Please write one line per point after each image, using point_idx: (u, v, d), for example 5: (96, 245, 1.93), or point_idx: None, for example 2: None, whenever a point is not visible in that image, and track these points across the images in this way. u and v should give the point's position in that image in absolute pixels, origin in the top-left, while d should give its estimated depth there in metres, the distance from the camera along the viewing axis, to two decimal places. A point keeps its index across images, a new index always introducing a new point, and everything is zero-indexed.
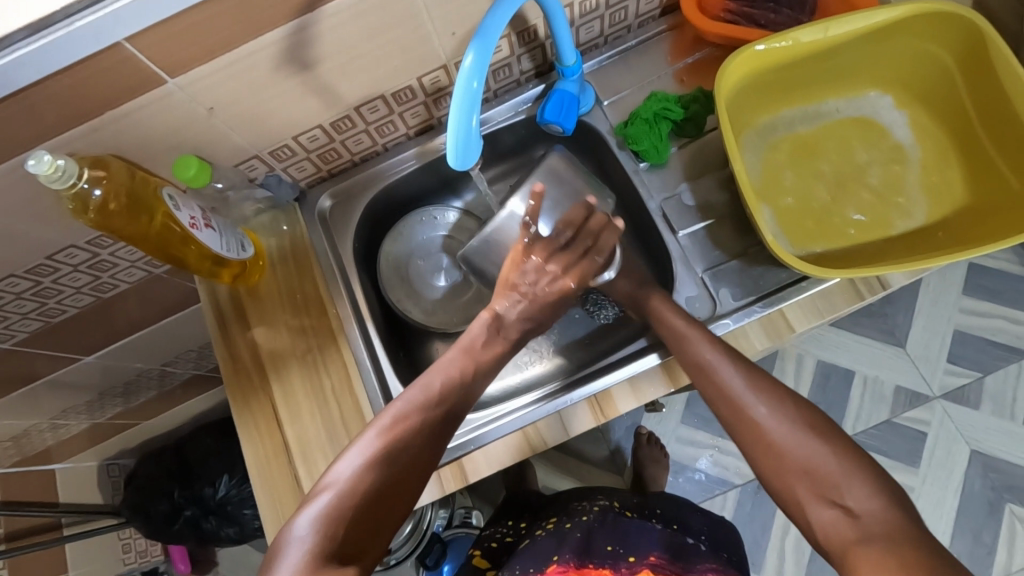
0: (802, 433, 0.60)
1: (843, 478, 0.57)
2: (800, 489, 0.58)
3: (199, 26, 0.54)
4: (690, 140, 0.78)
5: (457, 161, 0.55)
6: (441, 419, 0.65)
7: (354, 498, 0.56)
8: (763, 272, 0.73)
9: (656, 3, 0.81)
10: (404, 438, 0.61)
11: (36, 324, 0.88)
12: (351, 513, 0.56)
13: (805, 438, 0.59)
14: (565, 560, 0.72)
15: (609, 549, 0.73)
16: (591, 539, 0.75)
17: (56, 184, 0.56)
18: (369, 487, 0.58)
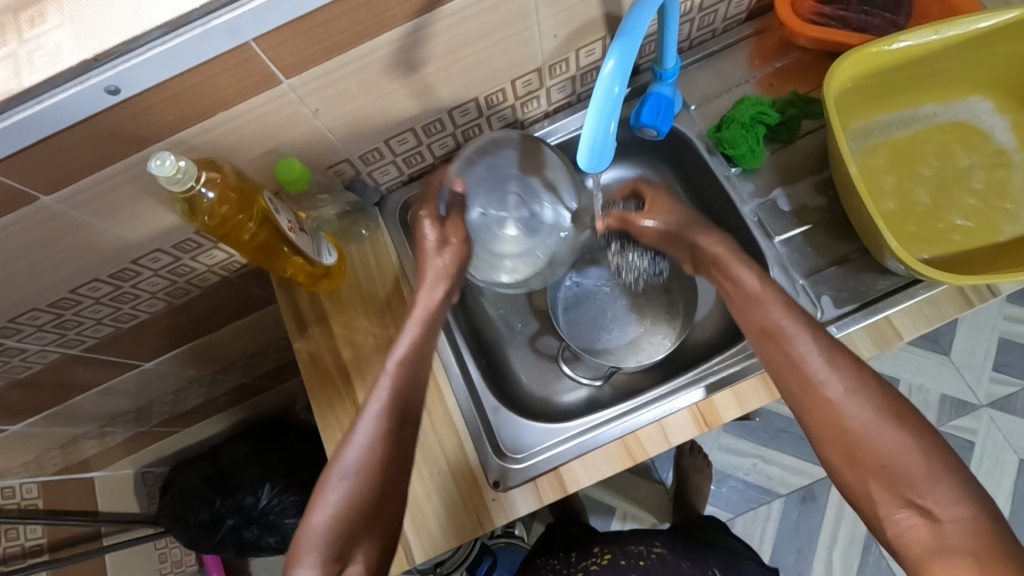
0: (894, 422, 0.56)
1: (926, 481, 0.53)
2: (876, 493, 0.55)
3: (323, 25, 0.53)
4: (782, 145, 0.78)
5: (588, 163, 0.54)
6: (397, 461, 0.64)
7: (354, 494, 0.61)
8: (865, 279, 0.71)
9: (745, 7, 0.80)
10: (360, 489, 0.61)
11: (107, 329, 0.87)
12: (354, 507, 0.61)
13: (887, 426, 0.56)
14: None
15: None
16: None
17: (176, 187, 0.55)
18: (366, 478, 0.62)
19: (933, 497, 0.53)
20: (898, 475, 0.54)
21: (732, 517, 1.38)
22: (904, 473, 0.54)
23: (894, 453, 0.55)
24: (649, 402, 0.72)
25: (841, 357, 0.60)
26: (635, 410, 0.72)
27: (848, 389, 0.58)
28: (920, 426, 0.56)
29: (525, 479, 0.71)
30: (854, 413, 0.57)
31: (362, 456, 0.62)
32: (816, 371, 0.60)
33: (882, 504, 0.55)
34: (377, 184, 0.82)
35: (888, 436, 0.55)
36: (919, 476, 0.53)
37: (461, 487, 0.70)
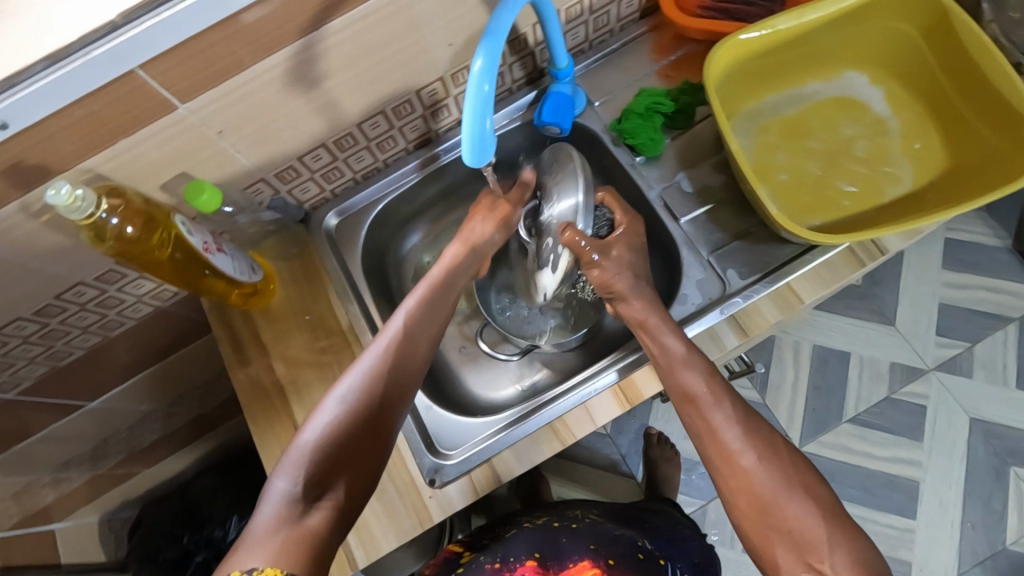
0: (797, 487, 0.58)
1: (825, 542, 0.54)
2: (778, 549, 0.56)
3: (211, 48, 0.56)
4: (681, 132, 0.82)
5: (473, 158, 0.58)
6: (379, 403, 0.61)
7: (332, 432, 0.58)
8: (766, 250, 0.75)
9: (635, 6, 0.85)
10: (344, 422, 0.59)
11: (41, 369, 0.87)
12: (329, 448, 0.57)
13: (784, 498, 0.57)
14: (545, 562, 0.73)
15: (590, 550, 0.74)
16: (575, 544, 0.76)
17: (75, 216, 0.56)
18: (348, 416, 0.59)
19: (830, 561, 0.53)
20: (806, 540, 0.55)
21: (705, 503, 1.38)
22: (763, 493, 0.58)
23: (805, 525, 0.56)
24: (573, 387, 0.74)
25: (757, 431, 0.62)
26: (562, 396, 0.74)
27: (760, 457, 0.60)
28: (823, 495, 0.58)
29: (459, 473, 0.72)
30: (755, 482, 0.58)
31: (360, 389, 0.61)
32: (730, 440, 0.61)
33: (786, 563, 0.56)
34: (299, 202, 0.84)
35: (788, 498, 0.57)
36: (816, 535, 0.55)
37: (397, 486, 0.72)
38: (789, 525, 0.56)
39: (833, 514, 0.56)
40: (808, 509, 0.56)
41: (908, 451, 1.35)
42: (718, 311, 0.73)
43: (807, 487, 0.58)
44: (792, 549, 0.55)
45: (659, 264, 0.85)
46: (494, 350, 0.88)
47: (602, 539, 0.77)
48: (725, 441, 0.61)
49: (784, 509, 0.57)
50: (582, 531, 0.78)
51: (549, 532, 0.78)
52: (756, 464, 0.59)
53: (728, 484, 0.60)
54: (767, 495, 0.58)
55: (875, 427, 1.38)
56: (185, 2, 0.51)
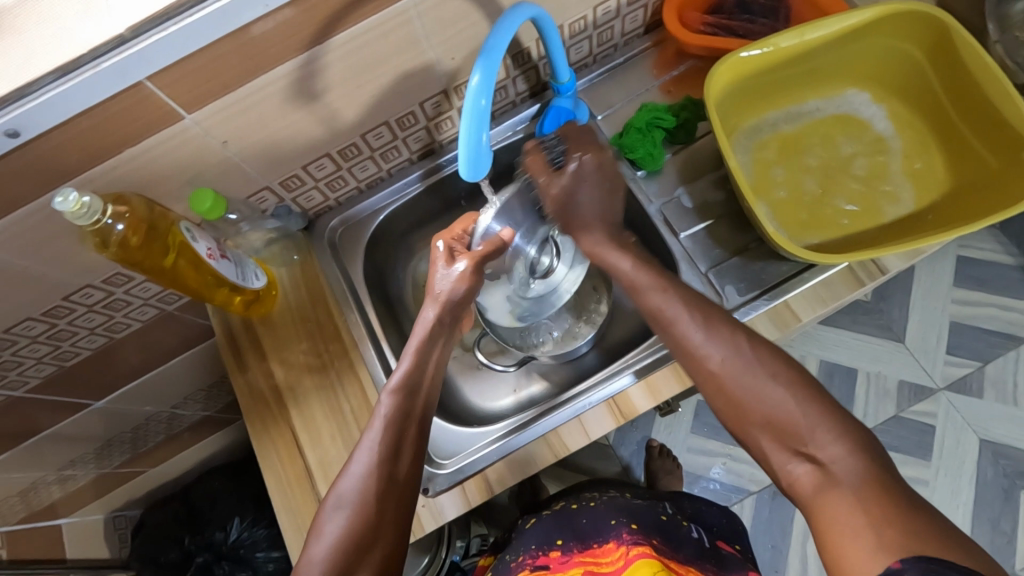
0: (767, 373, 0.56)
1: (806, 427, 0.52)
2: (763, 440, 0.55)
3: (214, 62, 0.57)
4: (682, 147, 0.82)
5: (469, 172, 0.58)
6: (383, 494, 0.57)
7: (343, 540, 0.54)
8: (764, 266, 0.75)
9: (639, 22, 0.85)
10: (355, 521, 0.56)
11: (49, 368, 0.88)
12: (342, 555, 0.54)
13: (764, 385, 0.55)
14: (569, 546, 0.73)
15: (614, 522, 0.71)
16: (596, 521, 0.74)
17: (81, 222, 0.58)
18: (355, 517, 0.56)
19: (816, 443, 0.52)
20: (786, 427, 0.53)
21: None
22: (753, 404, 0.55)
23: (780, 410, 0.54)
24: (569, 400, 0.74)
25: (713, 318, 0.61)
26: (556, 409, 0.74)
27: (726, 352, 0.58)
28: (792, 378, 0.55)
29: (452, 484, 0.72)
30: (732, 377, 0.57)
31: (359, 485, 0.57)
32: (697, 344, 0.59)
33: (773, 451, 0.54)
34: (303, 210, 0.86)
35: (765, 388, 0.55)
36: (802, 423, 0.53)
37: None
38: (765, 415, 0.55)
39: (810, 395, 0.54)
40: (781, 395, 0.54)
41: (915, 470, 1.33)
42: None
43: (777, 373, 0.56)
44: (777, 439, 0.54)
45: None
46: (492, 360, 0.88)
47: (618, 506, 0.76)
48: (690, 347, 0.60)
49: (763, 391, 0.55)
50: (601, 508, 0.76)
51: (567, 516, 0.78)
52: (726, 357, 0.58)
53: (705, 381, 0.59)
54: (745, 391, 0.56)
55: (881, 445, 1.36)
56: (192, 17, 0.53)
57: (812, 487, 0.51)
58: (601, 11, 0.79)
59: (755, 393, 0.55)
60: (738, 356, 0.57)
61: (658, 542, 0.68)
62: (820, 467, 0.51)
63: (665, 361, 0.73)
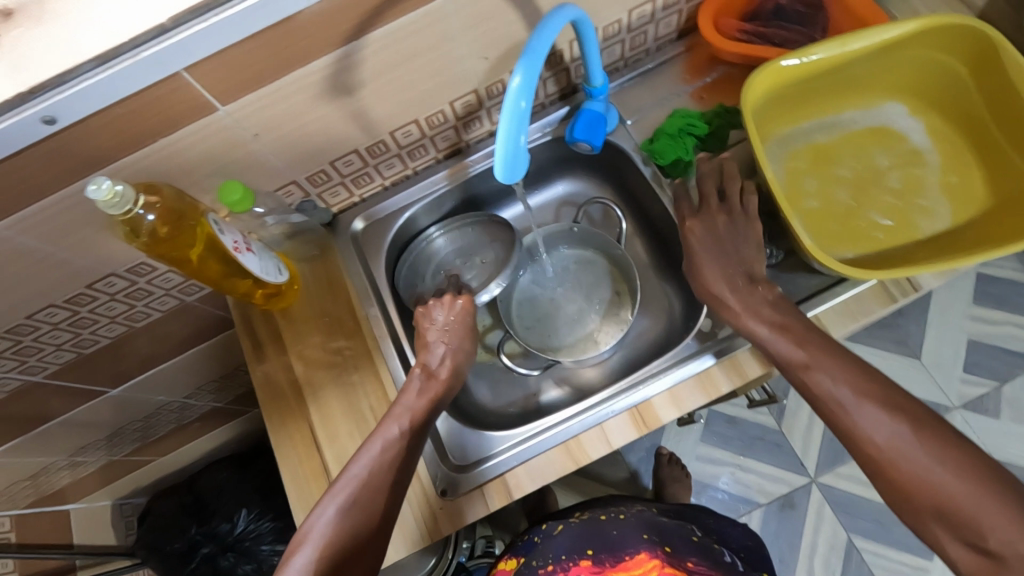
0: (933, 455, 0.53)
1: (980, 517, 0.50)
2: (932, 524, 0.52)
3: (253, 53, 0.57)
4: (713, 154, 0.81)
5: (504, 174, 0.57)
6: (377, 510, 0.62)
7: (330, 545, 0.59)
8: (794, 278, 0.74)
9: (673, 27, 0.85)
10: (344, 532, 0.59)
11: (68, 355, 0.88)
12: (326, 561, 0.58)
13: (933, 470, 0.52)
14: (600, 557, 0.73)
15: (645, 538, 0.74)
16: (626, 535, 0.75)
17: (113, 211, 0.58)
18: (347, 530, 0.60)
19: (989, 533, 0.49)
20: (959, 516, 0.51)
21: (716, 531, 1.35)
22: (953, 507, 0.51)
23: (955, 498, 0.51)
24: (590, 407, 0.73)
25: (872, 394, 0.57)
26: (577, 415, 0.73)
27: (892, 429, 0.55)
28: (955, 453, 0.52)
29: (471, 486, 0.72)
30: (896, 453, 0.54)
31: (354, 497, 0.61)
32: (853, 416, 0.57)
33: (941, 536, 0.52)
34: (327, 205, 0.85)
35: (938, 474, 0.52)
36: (970, 510, 0.50)
37: (408, 492, 0.72)
38: (932, 497, 0.52)
39: (984, 480, 0.51)
40: (957, 482, 0.51)
41: None
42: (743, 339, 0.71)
43: (932, 443, 0.53)
44: (952, 529, 0.51)
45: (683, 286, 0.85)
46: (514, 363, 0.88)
47: (652, 527, 0.76)
48: (849, 422, 0.57)
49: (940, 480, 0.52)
50: (631, 522, 0.77)
51: (596, 526, 0.78)
52: (890, 438, 0.55)
53: (870, 467, 0.56)
54: (912, 473, 0.53)
55: None
56: (233, 8, 0.52)
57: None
58: (636, 15, 0.78)
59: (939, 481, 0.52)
60: (910, 436, 0.54)
61: (692, 566, 0.71)
62: (993, 558, 0.48)
63: (690, 370, 0.72)
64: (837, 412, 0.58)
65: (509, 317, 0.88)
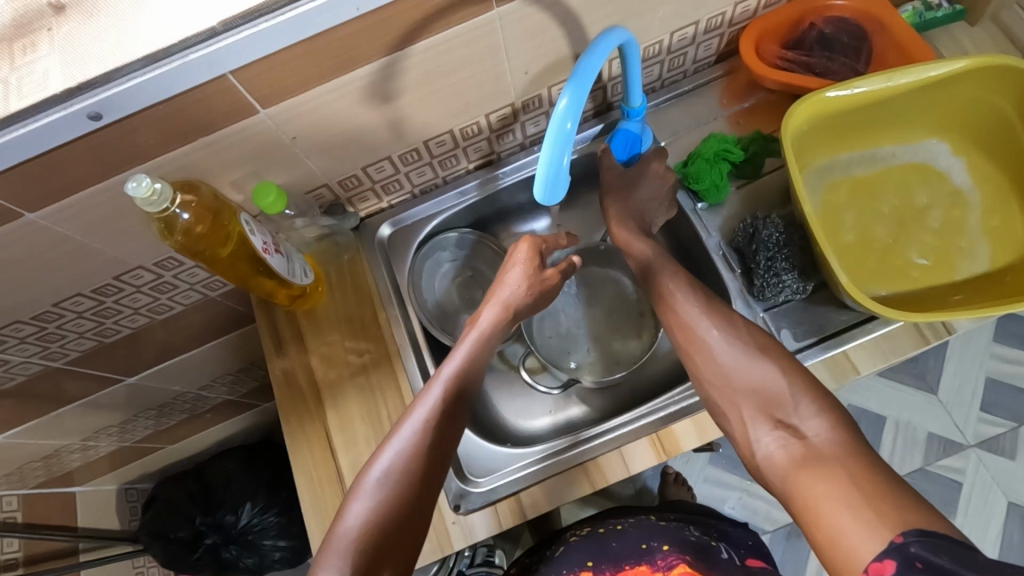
0: (757, 354, 0.62)
1: (790, 399, 0.58)
2: (746, 407, 0.60)
3: (299, 59, 0.57)
4: (747, 181, 0.81)
5: (543, 195, 0.58)
6: (446, 434, 0.63)
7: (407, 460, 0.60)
8: (825, 312, 0.72)
9: (713, 50, 0.84)
10: (417, 451, 0.61)
11: (90, 342, 0.89)
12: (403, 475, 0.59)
13: (756, 361, 0.61)
14: (601, 568, 0.76)
15: (644, 548, 0.76)
16: (625, 545, 0.78)
17: (150, 209, 0.58)
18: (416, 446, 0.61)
19: (796, 414, 0.57)
20: (771, 398, 0.59)
21: None
22: (771, 392, 0.59)
23: (765, 383, 0.60)
24: (609, 430, 0.73)
25: (715, 316, 0.66)
26: (597, 437, 0.73)
27: (723, 331, 0.64)
28: (779, 356, 0.61)
29: (486, 503, 0.71)
30: (729, 361, 0.62)
31: (420, 426, 0.62)
32: (697, 322, 0.66)
33: (754, 420, 0.59)
34: (356, 210, 0.85)
35: (759, 364, 0.61)
36: (784, 395, 0.59)
37: None
38: (752, 385, 0.60)
39: (800, 375, 0.60)
40: (768, 369, 0.61)
41: None
42: None
43: (766, 350, 0.62)
44: (764, 413, 0.59)
45: None
46: (534, 380, 0.87)
47: (650, 533, 0.78)
48: (699, 335, 0.65)
49: (750, 374, 0.61)
50: (631, 532, 0.79)
51: (596, 540, 0.80)
52: (722, 347, 0.63)
53: (702, 376, 0.64)
54: (733, 368, 0.62)
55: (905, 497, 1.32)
56: (283, 16, 0.52)
57: (784, 455, 0.56)
58: (677, 38, 0.78)
59: (748, 374, 0.61)
60: (739, 347, 0.63)
61: (693, 560, 0.73)
62: (803, 439, 0.56)
63: None
64: (693, 334, 0.65)
65: (528, 334, 0.87)
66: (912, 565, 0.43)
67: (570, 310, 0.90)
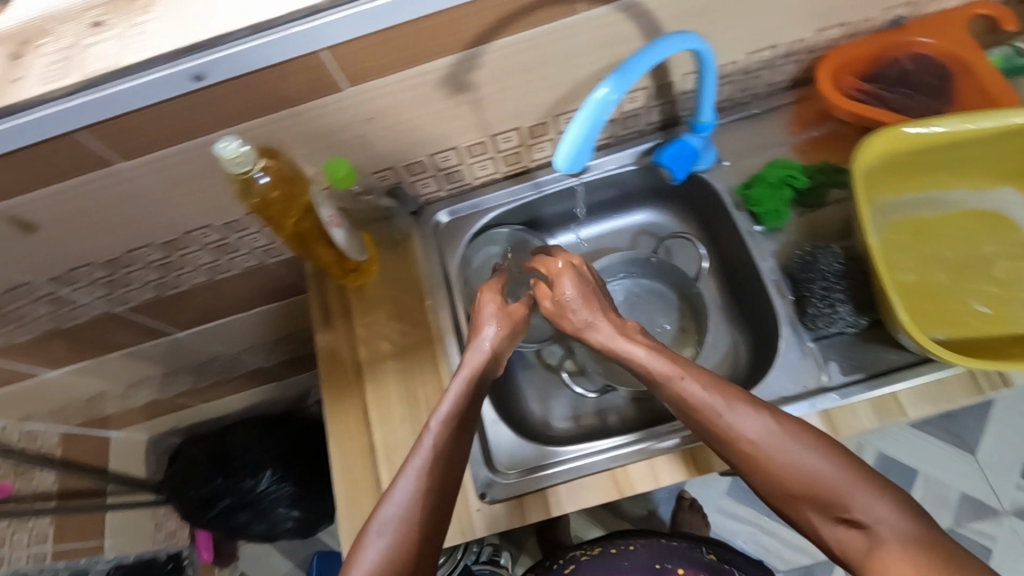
0: (804, 444, 0.57)
1: (848, 491, 0.54)
2: (810, 513, 0.56)
3: (390, 42, 0.59)
4: (808, 210, 0.80)
5: (566, 166, 0.60)
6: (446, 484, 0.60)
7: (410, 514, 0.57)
8: (875, 351, 0.72)
9: (788, 75, 0.84)
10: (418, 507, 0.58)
11: (151, 292, 0.93)
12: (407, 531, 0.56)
13: (802, 450, 0.56)
14: None
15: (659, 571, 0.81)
16: (639, 566, 0.82)
17: (237, 169, 0.60)
18: (418, 499, 0.58)
19: (859, 507, 0.53)
20: (827, 494, 0.54)
21: None
22: (825, 485, 0.54)
23: (819, 475, 0.55)
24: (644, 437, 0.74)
25: (736, 395, 0.60)
26: (630, 444, 0.74)
27: (756, 426, 0.58)
28: (823, 440, 0.57)
29: (511, 495, 0.72)
30: (761, 437, 0.58)
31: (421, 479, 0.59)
32: (719, 417, 0.60)
33: (817, 520, 0.56)
34: (417, 195, 0.87)
35: (809, 453, 0.56)
36: (838, 486, 0.54)
37: None
38: (807, 479, 0.55)
39: (845, 456, 0.56)
40: (815, 456, 0.56)
41: None
42: (813, 401, 0.69)
43: (805, 433, 0.58)
44: (825, 512, 0.55)
45: (753, 337, 0.84)
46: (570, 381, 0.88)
47: (663, 555, 0.83)
48: (724, 425, 0.59)
49: (795, 456, 0.56)
50: (643, 552, 0.83)
51: (609, 561, 0.83)
52: (759, 432, 0.58)
53: (734, 456, 0.59)
54: (782, 462, 0.56)
55: None
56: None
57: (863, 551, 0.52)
58: (754, 59, 0.78)
59: (796, 460, 0.56)
60: (774, 427, 0.58)
61: None
62: (864, 529, 0.53)
63: None
64: (708, 418, 0.60)
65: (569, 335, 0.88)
66: None
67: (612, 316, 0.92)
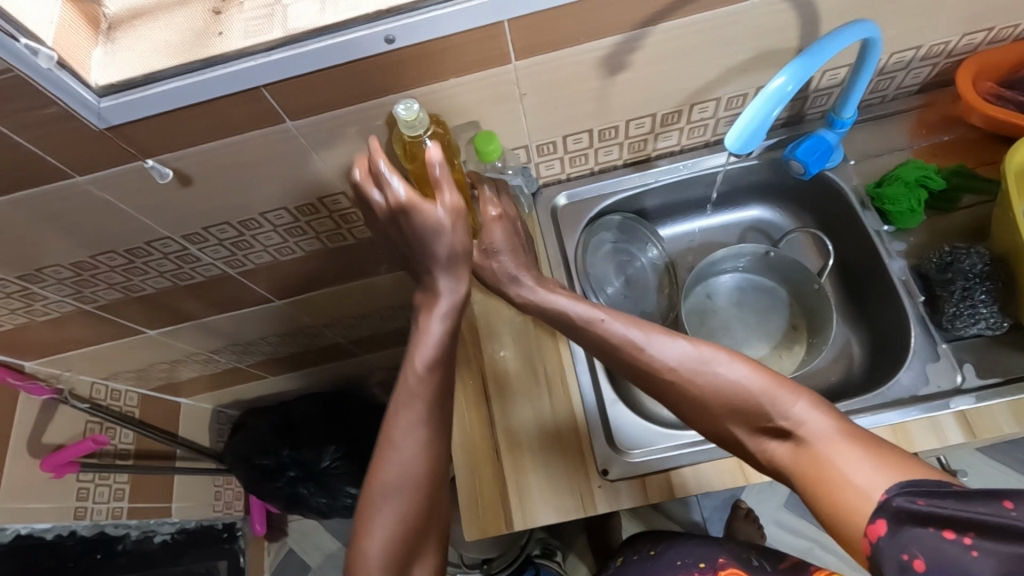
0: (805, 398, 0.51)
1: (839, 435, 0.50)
2: (736, 428, 0.54)
3: (570, 17, 0.61)
4: (938, 213, 0.81)
5: (736, 145, 0.62)
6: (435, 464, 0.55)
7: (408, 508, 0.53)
8: (1012, 357, 0.71)
9: (920, 79, 0.83)
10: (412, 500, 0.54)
11: (267, 258, 0.94)
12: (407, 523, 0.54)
13: (805, 400, 0.51)
14: None
15: (678, 565, 0.73)
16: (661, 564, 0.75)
17: (412, 132, 0.61)
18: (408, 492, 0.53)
19: (783, 413, 0.51)
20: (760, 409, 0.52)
21: None
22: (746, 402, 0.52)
23: (742, 393, 0.52)
24: None
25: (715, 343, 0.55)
26: None
27: (675, 352, 0.54)
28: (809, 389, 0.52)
29: (636, 475, 0.72)
30: (701, 374, 0.54)
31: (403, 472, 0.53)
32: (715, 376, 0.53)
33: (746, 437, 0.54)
34: (538, 176, 0.88)
35: (743, 377, 0.53)
36: (759, 397, 0.52)
37: (572, 464, 0.73)
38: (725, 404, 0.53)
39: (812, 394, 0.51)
40: (747, 381, 0.52)
41: None
42: (950, 401, 0.69)
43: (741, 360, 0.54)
44: (749, 424, 0.53)
45: (874, 338, 0.83)
46: None
47: (684, 548, 0.75)
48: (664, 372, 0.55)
49: (714, 376, 0.53)
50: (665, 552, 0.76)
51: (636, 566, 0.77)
52: (727, 373, 0.53)
53: (661, 390, 0.55)
54: (702, 386, 0.53)
55: None
56: None
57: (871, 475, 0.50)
58: (895, 59, 0.78)
59: (710, 379, 0.53)
60: (753, 375, 0.52)
61: (727, 563, 0.69)
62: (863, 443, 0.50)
63: (884, 418, 0.70)
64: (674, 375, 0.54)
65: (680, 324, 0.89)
66: (903, 521, 0.45)
67: (722, 309, 0.92)
